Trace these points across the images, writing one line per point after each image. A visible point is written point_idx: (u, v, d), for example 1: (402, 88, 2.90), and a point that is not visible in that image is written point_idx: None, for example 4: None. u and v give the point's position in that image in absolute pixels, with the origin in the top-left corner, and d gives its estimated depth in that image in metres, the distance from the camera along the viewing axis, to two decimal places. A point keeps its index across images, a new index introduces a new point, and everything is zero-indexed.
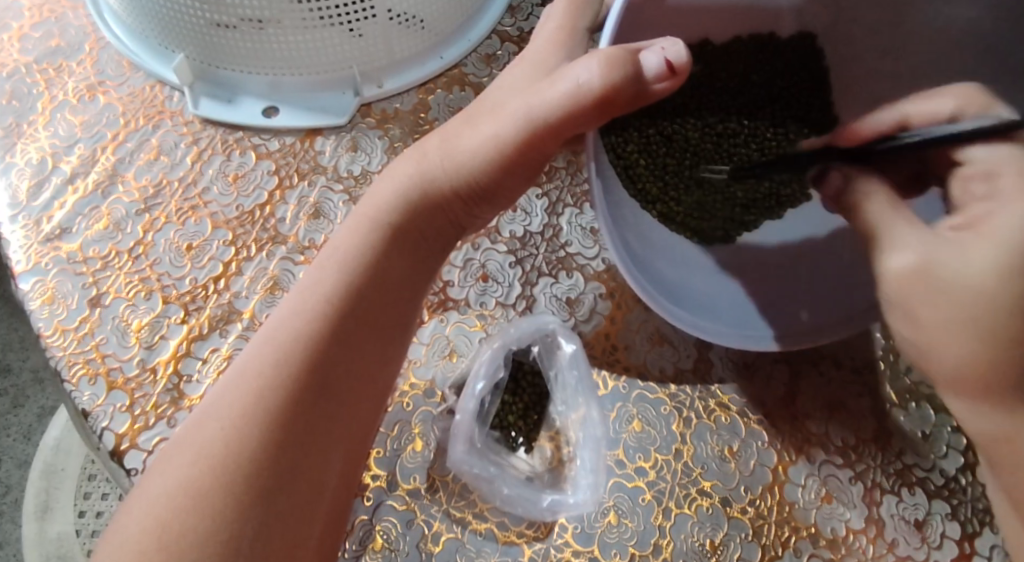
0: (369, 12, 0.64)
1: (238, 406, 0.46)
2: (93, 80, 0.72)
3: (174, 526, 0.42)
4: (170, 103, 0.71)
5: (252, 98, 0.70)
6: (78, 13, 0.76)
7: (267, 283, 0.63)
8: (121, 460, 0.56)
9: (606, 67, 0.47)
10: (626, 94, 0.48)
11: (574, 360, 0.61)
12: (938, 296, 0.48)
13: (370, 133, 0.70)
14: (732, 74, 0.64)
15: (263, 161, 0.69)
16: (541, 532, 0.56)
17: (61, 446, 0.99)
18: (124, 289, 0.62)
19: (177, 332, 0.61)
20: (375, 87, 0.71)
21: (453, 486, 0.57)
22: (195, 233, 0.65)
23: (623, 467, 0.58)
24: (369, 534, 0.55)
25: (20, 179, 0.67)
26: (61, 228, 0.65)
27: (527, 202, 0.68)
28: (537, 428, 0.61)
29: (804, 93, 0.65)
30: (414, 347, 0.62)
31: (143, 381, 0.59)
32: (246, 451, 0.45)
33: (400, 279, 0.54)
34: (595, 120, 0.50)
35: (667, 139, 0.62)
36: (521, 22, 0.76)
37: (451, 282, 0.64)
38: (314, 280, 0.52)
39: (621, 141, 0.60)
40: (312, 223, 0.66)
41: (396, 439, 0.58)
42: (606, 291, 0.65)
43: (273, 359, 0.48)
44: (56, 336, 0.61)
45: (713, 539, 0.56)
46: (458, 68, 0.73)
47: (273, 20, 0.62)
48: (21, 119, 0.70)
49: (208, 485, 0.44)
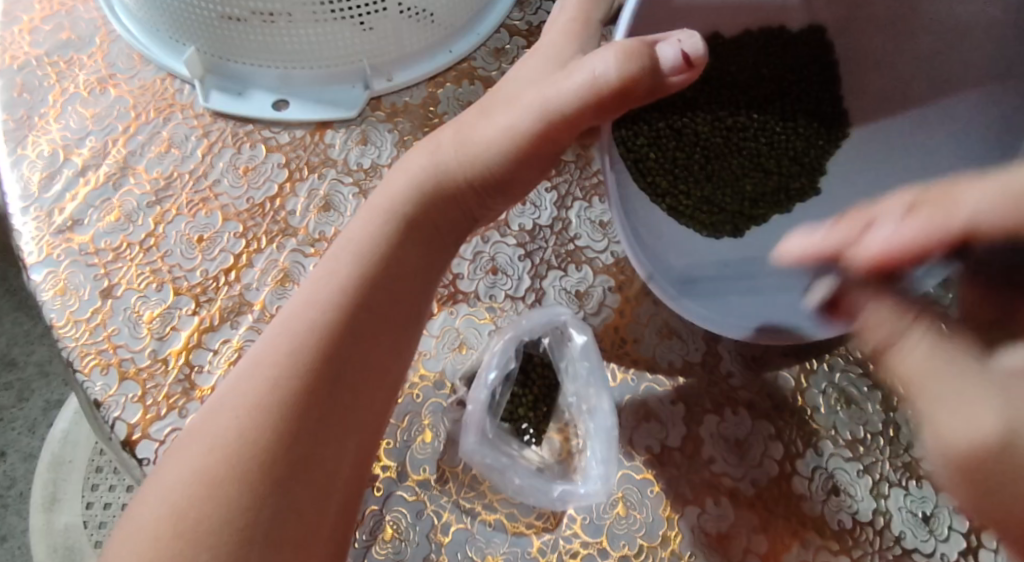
0: (379, 6, 0.64)
1: (253, 397, 0.47)
2: (105, 73, 0.72)
3: (188, 515, 0.43)
4: (180, 95, 0.71)
5: (263, 91, 0.70)
6: (88, 6, 0.76)
7: (278, 276, 0.63)
8: (133, 450, 0.56)
9: (623, 59, 0.48)
10: (642, 86, 0.48)
11: (585, 351, 0.61)
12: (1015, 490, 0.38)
13: (380, 127, 0.70)
14: (739, 73, 0.65)
15: (274, 154, 0.69)
16: (550, 523, 0.56)
17: (68, 438, 0.99)
18: (135, 281, 0.63)
19: (188, 323, 0.61)
20: (384, 81, 0.71)
21: (463, 477, 0.58)
22: (206, 225, 0.65)
23: (632, 459, 0.59)
24: (379, 524, 0.55)
25: (32, 170, 0.67)
26: (73, 219, 0.65)
27: (536, 196, 0.68)
28: (546, 420, 0.62)
29: (816, 88, 0.66)
30: (424, 339, 0.62)
31: (155, 372, 0.59)
32: (263, 438, 0.45)
33: (413, 270, 0.54)
34: (610, 111, 0.50)
35: (678, 132, 0.63)
36: (530, 16, 0.76)
37: (461, 275, 0.65)
38: (329, 271, 0.52)
39: (630, 135, 0.61)
40: (322, 216, 0.66)
41: (406, 430, 0.59)
42: (615, 285, 0.65)
43: (288, 349, 0.48)
44: (68, 327, 0.61)
45: (721, 530, 0.56)
46: (467, 63, 0.73)
47: (284, 13, 0.63)
48: (33, 111, 0.70)
49: (224, 473, 0.44)
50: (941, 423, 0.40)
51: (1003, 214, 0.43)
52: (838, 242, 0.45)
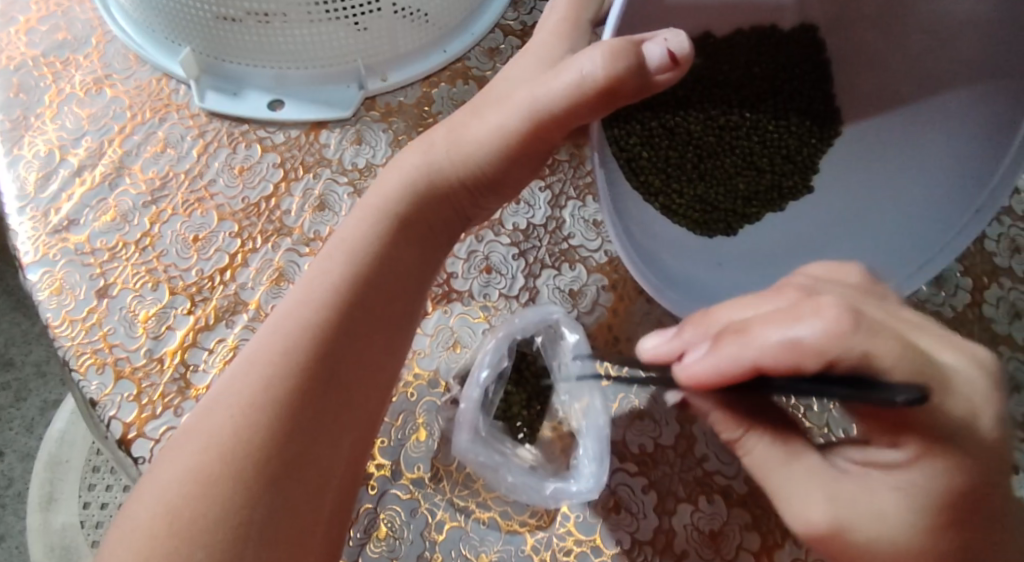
0: (373, 6, 0.65)
1: (247, 395, 0.47)
2: (101, 73, 0.73)
3: (183, 514, 0.43)
4: (176, 96, 0.71)
5: (259, 91, 0.71)
6: (84, 7, 0.76)
7: (273, 275, 0.64)
8: (128, 449, 0.57)
9: (610, 58, 0.48)
10: (629, 85, 0.48)
11: (578, 349, 0.62)
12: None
13: (375, 126, 0.71)
14: (726, 76, 0.66)
15: (269, 153, 0.69)
16: (544, 521, 0.57)
17: (65, 437, 0.99)
18: (131, 281, 0.63)
19: (183, 322, 0.61)
20: (379, 81, 0.71)
21: (457, 475, 0.58)
22: (201, 225, 0.66)
23: (625, 457, 0.59)
24: (374, 522, 0.56)
25: (28, 171, 0.68)
26: (69, 219, 0.66)
27: (530, 195, 0.68)
28: (540, 419, 0.61)
29: (808, 84, 0.67)
30: (419, 338, 0.63)
31: (150, 371, 0.59)
32: (256, 436, 0.46)
33: (405, 269, 0.54)
34: (599, 110, 0.50)
35: (671, 131, 0.64)
36: (524, 16, 0.76)
37: (455, 274, 0.65)
38: (322, 270, 0.52)
39: (623, 134, 0.62)
40: (317, 216, 0.66)
41: (401, 429, 0.59)
42: (609, 283, 0.65)
43: (281, 348, 0.49)
44: (64, 326, 0.61)
45: (714, 528, 0.57)
46: (462, 63, 0.74)
47: (278, 14, 0.63)
48: (29, 111, 0.71)
49: (219, 472, 0.44)
50: (790, 500, 0.45)
51: (827, 333, 0.37)
52: (680, 348, 0.45)
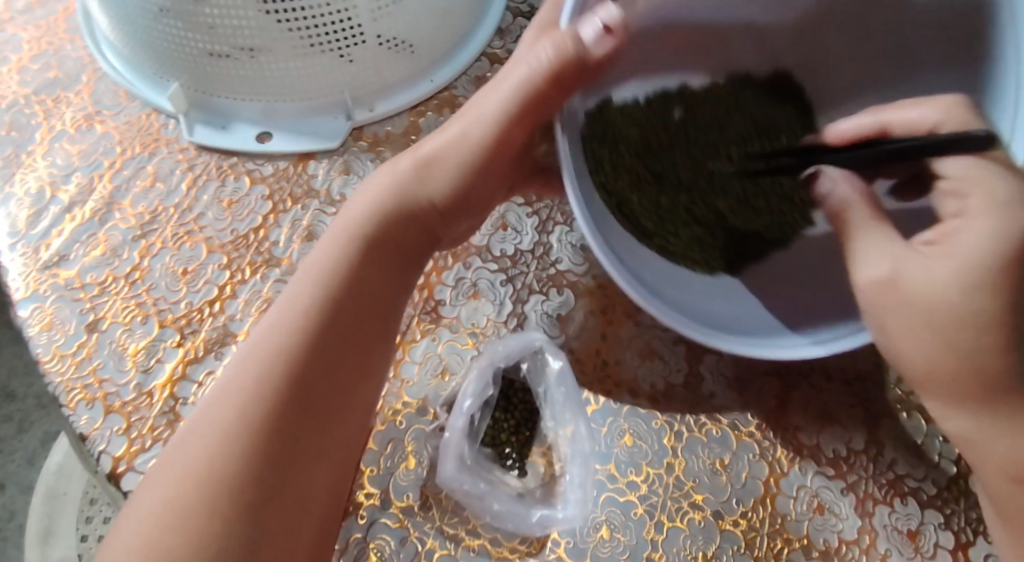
0: (358, 38, 0.65)
1: (222, 423, 0.47)
2: (91, 110, 0.74)
3: (161, 546, 0.43)
4: (165, 130, 0.72)
5: (246, 124, 0.71)
6: (75, 44, 0.77)
7: (261, 306, 0.64)
8: (118, 483, 0.57)
9: (554, 46, 0.53)
10: (574, 66, 0.53)
11: (561, 376, 0.62)
12: (909, 306, 0.50)
13: (362, 156, 0.71)
14: (713, 113, 0.60)
15: (257, 185, 0.70)
16: (534, 548, 0.57)
17: (63, 470, 1.00)
18: (121, 315, 0.63)
19: (173, 355, 0.62)
20: (366, 111, 0.72)
21: (446, 503, 0.58)
22: (190, 257, 0.66)
23: (615, 481, 0.59)
24: (363, 552, 0.56)
25: (19, 208, 0.68)
26: (59, 255, 0.66)
27: (517, 220, 0.69)
28: (528, 444, 0.63)
29: (788, 109, 0.61)
30: (407, 366, 0.63)
31: (139, 405, 0.60)
32: (230, 464, 0.46)
33: (378, 289, 0.54)
34: (554, 101, 0.55)
35: (657, 176, 0.58)
36: (511, 44, 0.77)
37: (443, 301, 0.65)
38: (293, 294, 0.52)
39: (608, 179, 0.56)
40: (305, 246, 0.67)
41: (389, 457, 0.59)
42: (597, 308, 0.65)
43: (254, 374, 0.49)
44: (54, 361, 0.61)
45: (705, 551, 0.57)
46: (449, 91, 0.75)
47: (264, 48, 0.64)
48: (20, 149, 0.72)
49: (194, 501, 0.45)
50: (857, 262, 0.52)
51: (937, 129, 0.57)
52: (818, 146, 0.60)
